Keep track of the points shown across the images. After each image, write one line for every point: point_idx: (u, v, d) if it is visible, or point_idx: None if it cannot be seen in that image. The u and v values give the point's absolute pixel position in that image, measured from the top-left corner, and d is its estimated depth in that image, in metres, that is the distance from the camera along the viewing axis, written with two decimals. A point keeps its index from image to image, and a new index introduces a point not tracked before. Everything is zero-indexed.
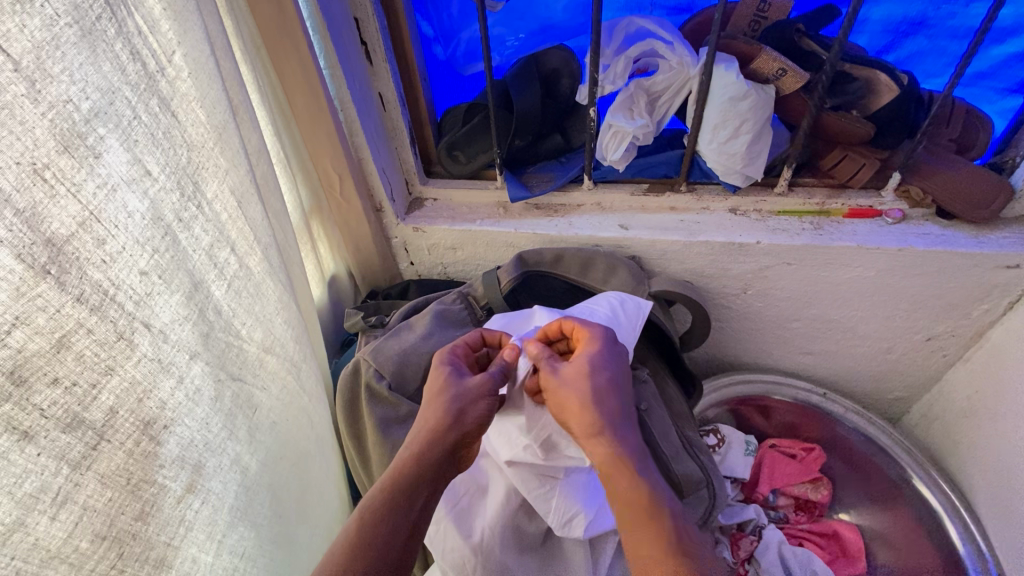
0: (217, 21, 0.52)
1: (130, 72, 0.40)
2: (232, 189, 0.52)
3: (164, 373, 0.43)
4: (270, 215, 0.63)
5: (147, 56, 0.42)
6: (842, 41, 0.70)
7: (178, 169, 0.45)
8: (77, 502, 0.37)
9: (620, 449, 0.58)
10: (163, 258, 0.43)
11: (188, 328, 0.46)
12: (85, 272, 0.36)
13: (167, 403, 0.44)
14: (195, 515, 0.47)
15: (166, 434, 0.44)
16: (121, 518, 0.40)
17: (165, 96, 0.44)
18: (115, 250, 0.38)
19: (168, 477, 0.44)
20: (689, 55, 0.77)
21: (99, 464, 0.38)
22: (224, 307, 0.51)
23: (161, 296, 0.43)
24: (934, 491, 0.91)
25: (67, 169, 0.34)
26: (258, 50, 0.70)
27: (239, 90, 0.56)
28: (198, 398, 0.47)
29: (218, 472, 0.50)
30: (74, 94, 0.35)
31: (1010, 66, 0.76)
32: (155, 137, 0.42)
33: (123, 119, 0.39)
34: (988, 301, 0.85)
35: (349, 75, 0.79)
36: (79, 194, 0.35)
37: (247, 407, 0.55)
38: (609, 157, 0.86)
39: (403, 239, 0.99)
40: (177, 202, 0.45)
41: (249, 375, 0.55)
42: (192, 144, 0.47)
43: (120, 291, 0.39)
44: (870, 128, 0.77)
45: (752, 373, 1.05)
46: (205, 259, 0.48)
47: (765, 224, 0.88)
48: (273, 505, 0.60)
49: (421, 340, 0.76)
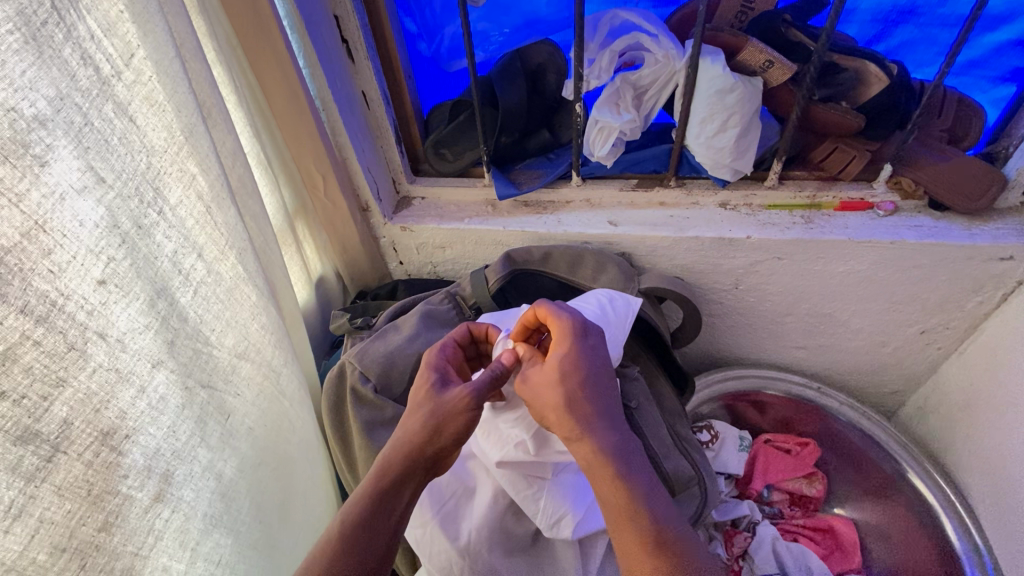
0: (186, 24, 0.51)
1: (81, 78, 0.39)
2: (200, 194, 0.51)
3: (124, 383, 0.43)
4: (246, 219, 0.62)
5: (101, 62, 0.41)
6: (830, 31, 0.68)
7: (137, 175, 0.44)
8: (33, 515, 0.37)
9: (611, 442, 0.57)
10: (120, 266, 0.42)
11: (150, 336, 0.45)
12: (31, 283, 0.35)
13: (128, 412, 0.43)
14: (165, 523, 0.47)
15: (128, 444, 0.43)
16: (82, 530, 0.40)
17: (122, 100, 0.43)
18: (64, 260, 0.38)
19: (133, 486, 0.44)
20: (675, 48, 0.76)
21: (55, 477, 0.38)
22: (191, 314, 0.50)
23: (118, 305, 0.42)
24: (930, 485, 0.91)
25: (9, 179, 0.34)
26: (235, 50, 0.69)
27: (210, 91, 0.55)
28: (163, 407, 0.47)
29: (190, 479, 0.50)
30: (15, 99, 0.34)
31: (1002, 54, 0.74)
32: (109, 144, 0.41)
33: (74, 125, 0.38)
34: (982, 293, 0.84)
35: (330, 73, 0.78)
36: (22, 203, 0.35)
37: (220, 413, 0.55)
38: (596, 153, 0.85)
39: (390, 239, 0.98)
40: (135, 209, 0.44)
41: (221, 382, 0.55)
42: (152, 149, 0.46)
43: (71, 302, 0.38)
44: (860, 120, 0.76)
45: (747, 368, 1.04)
46: (168, 266, 0.48)
47: (755, 218, 0.87)
48: (253, 511, 0.60)
49: (406, 342, 0.76)
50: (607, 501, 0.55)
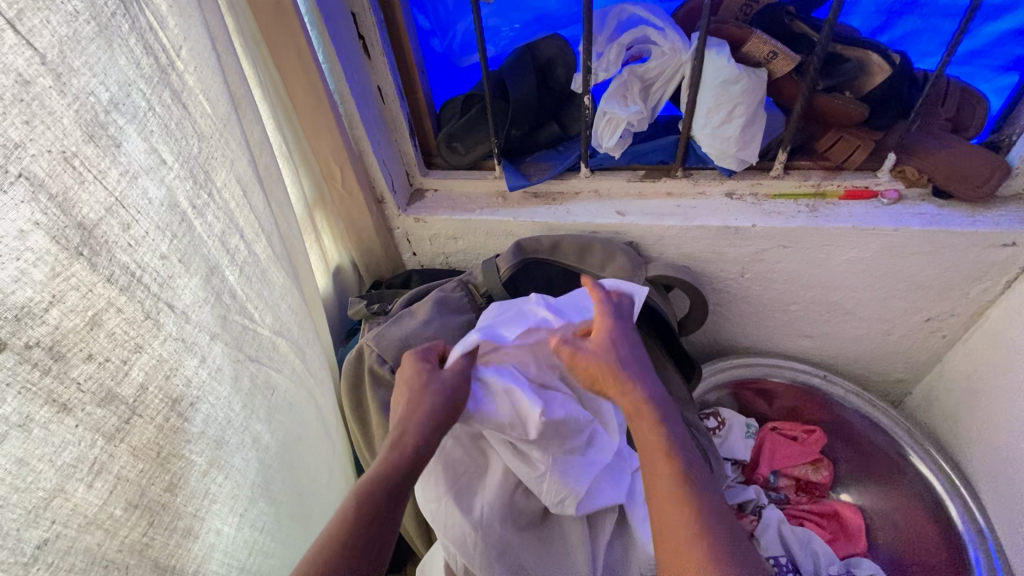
0: (219, 20, 0.55)
1: (144, 65, 0.44)
2: (238, 178, 0.55)
3: (188, 352, 0.48)
4: (273, 206, 0.65)
5: (160, 51, 0.46)
6: (834, 23, 0.70)
7: (191, 159, 0.49)
8: (111, 472, 0.41)
9: (644, 399, 0.66)
10: (181, 242, 0.47)
11: (207, 310, 0.50)
12: (114, 255, 0.41)
13: (192, 380, 0.48)
14: (218, 488, 0.51)
15: (192, 411, 0.48)
16: (151, 488, 0.44)
17: (177, 89, 0.48)
18: (139, 234, 0.43)
19: (194, 451, 0.49)
20: (681, 40, 0.78)
21: (131, 437, 0.42)
22: (238, 292, 0.55)
23: (182, 279, 0.47)
24: (932, 468, 0.92)
25: (93, 158, 0.39)
26: (258, 46, 0.72)
27: (241, 84, 0.59)
28: (220, 377, 0.52)
29: (241, 448, 0.55)
30: (96, 86, 0.39)
31: (1004, 44, 0.76)
32: (170, 129, 0.47)
33: (139, 110, 0.43)
34: (987, 280, 0.85)
35: (347, 69, 0.81)
36: (104, 180, 0.40)
37: (266, 388, 0.59)
38: (604, 144, 0.87)
39: (404, 230, 1.01)
40: (190, 189, 0.49)
41: (265, 358, 0.59)
42: (202, 134, 0.51)
43: (145, 273, 0.43)
44: (864, 111, 0.78)
45: (752, 357, 1.06)
46: (217, 245, 0.52)
47: (760, 207, 0.89)
48: (287, 482, 0.63)
49: (421, 326, 0.79)
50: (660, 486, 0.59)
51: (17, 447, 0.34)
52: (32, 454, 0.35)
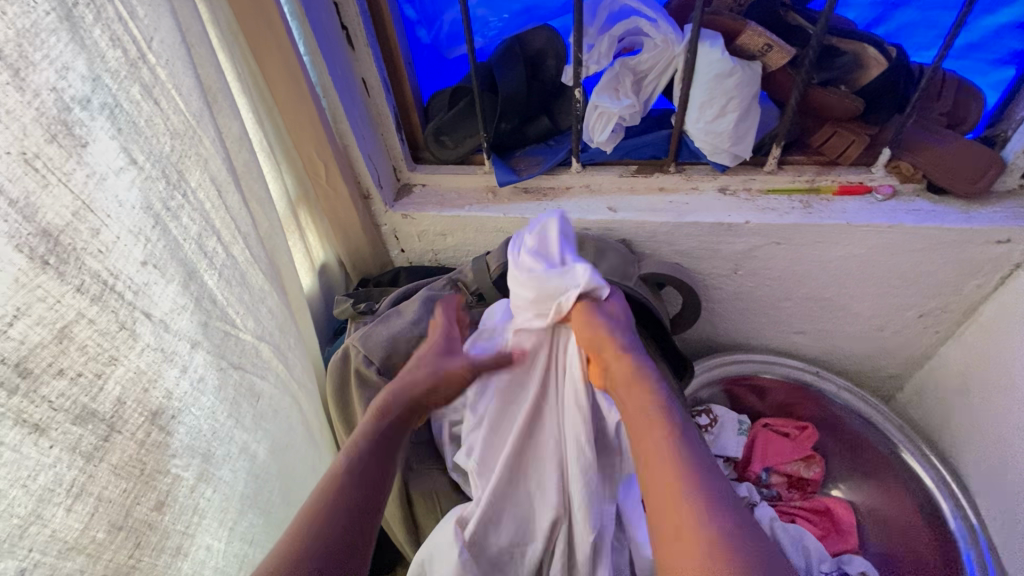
0: (191, 9, 0.52)
1: (110, 59, 0.41)
2: (213, 177, 0.53)
3: (168, 362, 0.46)
4: (252, 203, 0.63)
5: (129, 43, 0.43)
6: (829, 15, 0.69)
7: (163, 159, 0.47)
8: (92, 494, 0.39)
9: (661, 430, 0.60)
10: (157, 247, 0.45)
11: (187, 317, 0.48)
12: (84, 262, 0.39)
13: (173, 392, 0.47)
14: (207, 502, 0.50)
15: (174, 424, 0.47)
16: (137, 509, 0.43)
17: (148, 84, 0.45)
18: (110, 240, 0.41)
19: (180, 466, 0.47)
20: (673, 32, 0.76)
21: (111, 455, 0.41)
22: (218, 297, 0.53)
23: (159, 286, 0.45)
24: (924, 465, 0.92)
25: (57, 159, 0.36)
26: (236, 37, 0.69)
27: (216, 78, 0.56)
28: (203, 387, 0.50)
29: (228, 460, 0.53)
30: (58, 80, 0.37)
31: (1002, 37, 0.75)
32: (139, 127, 0.44)
33: (108, 105, 0.41)
34: (981, 276, 0.85)
35: (330, 61, 0.78)
36: (68, 182, 0.37)
37: (250, 394, 0.57)
38: (595, 139, 0.85)
39: (392, 226, 0.99)
40: (164, 191, 0.46)
41: (248, 364, 0.57)
42: (175, 132, 0.48)
43: (120, 281, 0.41)
44: (858, 104, 0.76)
45: (743, 354, 1.05)
46: (195, 249, 0.50)
47: (753, 203, 0.88)
48: (276, 490, 0.62)
49: (409, 327, 0.77)
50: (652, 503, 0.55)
51: None
52: (3, 480, 0.33)
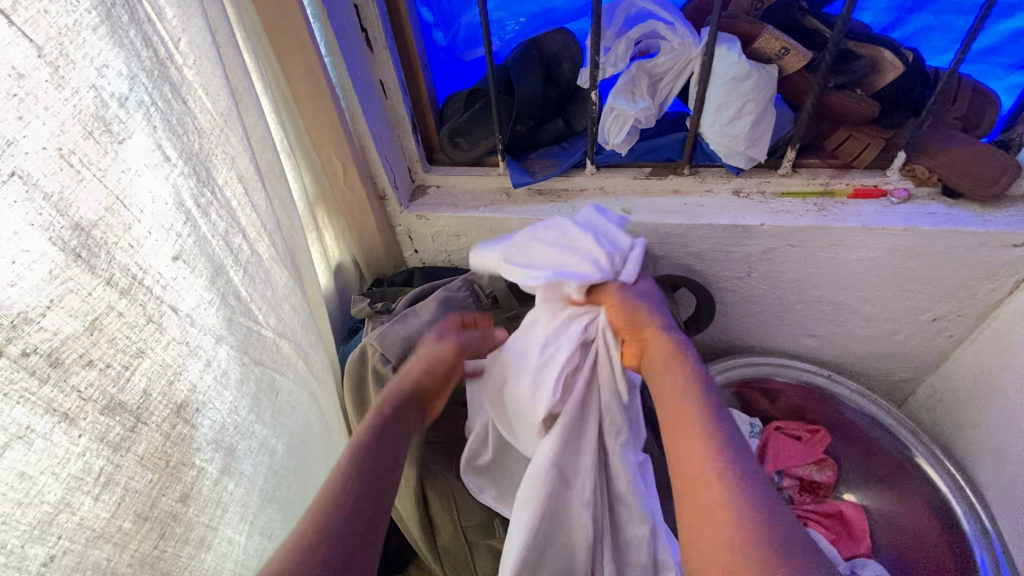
0: (219, 9, 0.53)
1: (144, 58, 0.42)
2: (240, 175, 0.54)
3: (193, 356, 0.47)
4: (275, 202, 0.64)
5: (158, 44, 0.44)
6: (846, 19, 0.69)
7: (192, 156, 0.47)
8: (119, 483, 0.40)
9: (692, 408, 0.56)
10: (187, 242, 0.46)
11: (212, 311, 0.49)
12: (113, 256, 0.39)
13: (197, 385, 0.47)
14: (230, 496, 0.51)
15: (199, 417, 0.47)
16: (162, 500, 0.44)
17: (176, 83, 0.46)
18: (140, 235, 0.41)
19: (204, 459, 0.48)
20: (691, 35, 0.77)
21: (137, 446, 0.41)
22: (243, 293, 0.54)
23: (187, 280, 0.46)
24: (939, 471, 0.92)
25: (92, 154, 0.37)
26: (260, 38, 0.70)
27: (243, 78, 0.57)
28: (226, 381, 0.51)
29: (249, 454, 0.54)
30: (98, 78, 0.38)
31: (1017, 42, 0.75)
32: (171, 123, 0.45)
33: (143, 103, 0.42)
34: (995, 280, 0.85)
35: (350, 62, 0.79)
36: (103, 177, 0.38)
37: (270, 390, 0.58)
38: (611, 141, 0.85)
39: (406, 227, 1.00)
40: (194, 187, 0.47)
41: (270, 360, 0.58)
42: (202, 130, 0.49)
43: (148, 276, 0.42)
44: (875, 108, 0.77)
45: (757, 357, 1.04)
46: (221, 245, 0.51)
47: (768, 206, 0.88)
48: (294, 486, 0.62)
49: (426, 327, 0.77)
50: (671, 470, 0.54)
51: (18, 460, 0.33)
52: (34, 467, 0.34)
